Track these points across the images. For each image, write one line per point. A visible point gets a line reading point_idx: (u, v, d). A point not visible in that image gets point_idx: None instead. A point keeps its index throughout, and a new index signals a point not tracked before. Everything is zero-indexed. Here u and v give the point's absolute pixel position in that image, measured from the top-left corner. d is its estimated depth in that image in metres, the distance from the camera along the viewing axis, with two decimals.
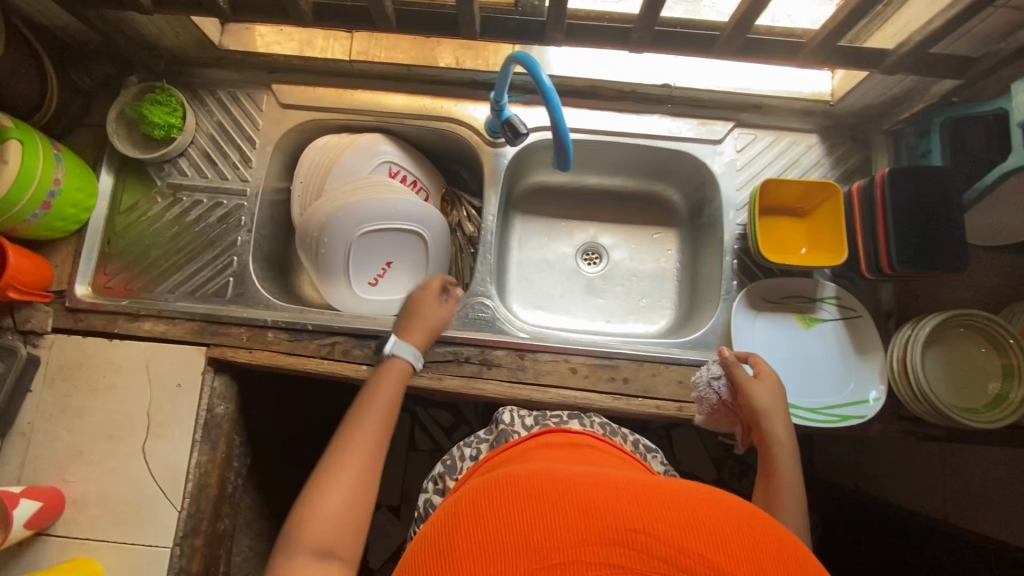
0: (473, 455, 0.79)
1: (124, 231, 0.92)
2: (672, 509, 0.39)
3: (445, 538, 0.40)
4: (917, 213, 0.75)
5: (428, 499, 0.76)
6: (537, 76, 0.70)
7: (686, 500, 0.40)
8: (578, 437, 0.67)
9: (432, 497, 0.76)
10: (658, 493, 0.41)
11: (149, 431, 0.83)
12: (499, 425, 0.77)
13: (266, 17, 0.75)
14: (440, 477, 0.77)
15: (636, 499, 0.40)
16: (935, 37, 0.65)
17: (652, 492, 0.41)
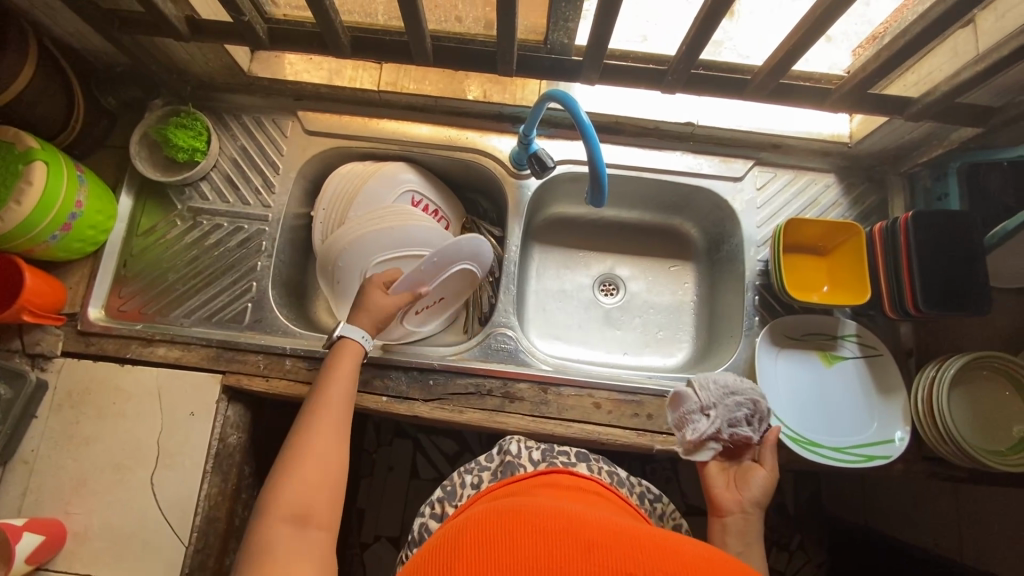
0: (475, 482, 0.74)
1: (140, 254, 0.90)
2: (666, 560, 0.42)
3: (463, 540, 0.45)
4: (940, 256, 0.76)
5: (424, 524, 0.71)
6: (574, 112, 0.71)
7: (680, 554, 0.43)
8: (583, 481, 0.65)
9: (428, 522, 0.72)
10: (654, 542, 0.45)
11: (158, 462, 0.80)
12: (505, 456, 0.75)
13: (302, 47, 0.76)
14: (438, 502, 0.73)
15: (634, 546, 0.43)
16: (960, 87, 0.68)
17: (652, 543, 0.44)
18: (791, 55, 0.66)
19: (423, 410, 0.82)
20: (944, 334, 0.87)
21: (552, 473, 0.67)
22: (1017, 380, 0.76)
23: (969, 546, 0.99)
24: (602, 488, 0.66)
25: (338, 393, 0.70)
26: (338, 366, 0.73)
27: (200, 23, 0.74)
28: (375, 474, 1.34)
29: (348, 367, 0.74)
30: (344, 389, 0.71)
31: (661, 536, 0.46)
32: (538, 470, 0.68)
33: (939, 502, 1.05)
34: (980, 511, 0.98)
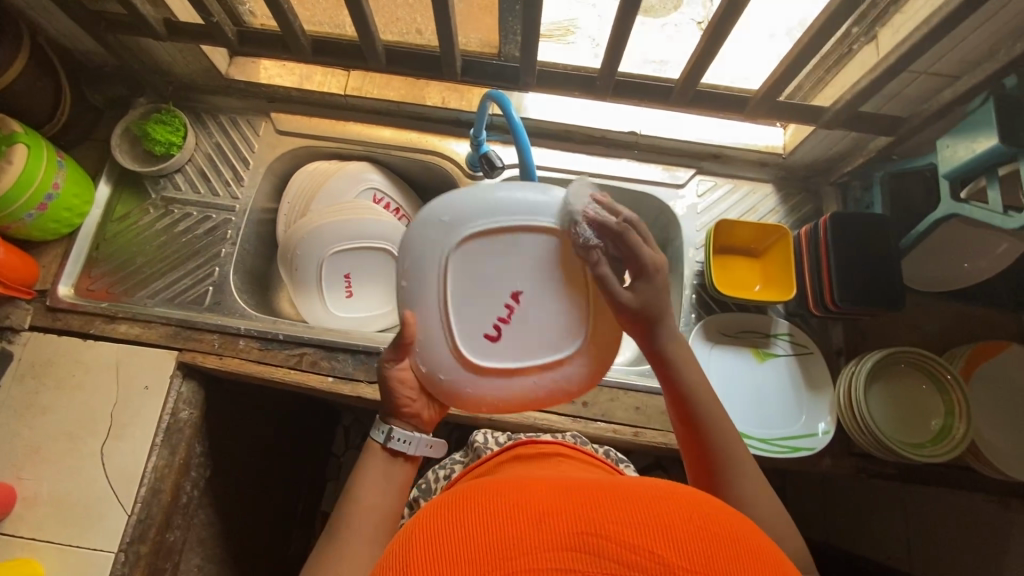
0: (447, 476, 0.82)
1: (113, 238, 0.96)
2: (627, 511, 0.36)
3: (399, 557, 0.37)
4: (856, 255, 0.82)
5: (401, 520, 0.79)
6: (509, 114, 0.77)
7: (636, 494, 0.39)
8: (547, 447, 0.68)
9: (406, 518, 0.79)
10: (607, 488, 0.39)
11: (109, 432, 0.84)
12: (474, 446, 0.82)
13: (271, 50, 0.86)
14: (415, 499, 0.81)
15: (587, 499, 0.38)
16: (862, 96, 0.74)
17: (609, 491, 0.39)
18: (700, 64, 0.73)
19: (366, 391, 0.86)
20: (873, 334, 0.90)
21: (515, 446, 0.69)
22: (933, 375, 0.80)
23: (913, 553, 0.99)
24: (560, 447, 0.69)
25: (381, 487, 0.57)
26: (375, 457, 0.58)
27: (176, 25, 0.82)
28: (340, 477, 1.35)
29: (386, 465, 0.58)
30: (386, 489, 0.57)
31: (618, 482, 0.41)
32: (502, 448, 0.71)
33: (886, 510, 1.06)
34: (922, 517, 0.98)
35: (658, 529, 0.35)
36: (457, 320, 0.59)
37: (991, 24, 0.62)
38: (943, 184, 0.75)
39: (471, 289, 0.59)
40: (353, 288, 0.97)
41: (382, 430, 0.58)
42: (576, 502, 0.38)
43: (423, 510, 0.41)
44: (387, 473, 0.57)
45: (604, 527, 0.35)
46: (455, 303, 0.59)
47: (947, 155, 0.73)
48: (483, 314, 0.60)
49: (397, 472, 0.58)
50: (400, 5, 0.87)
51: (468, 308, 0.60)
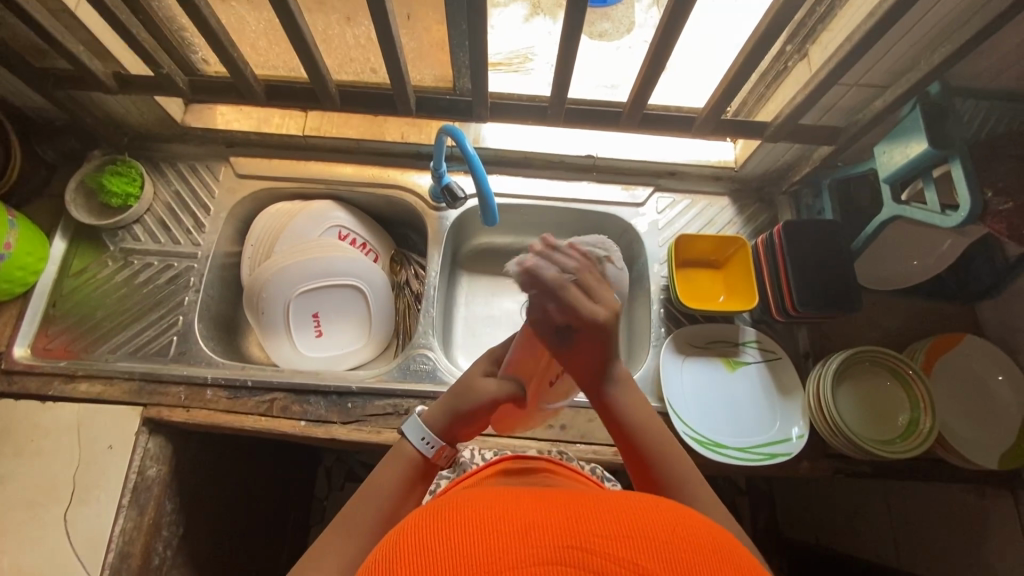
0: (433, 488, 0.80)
1: (70, 294, 0.93)
2: (616, 524, 0.36)
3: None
4: (810, 261, 0.85)
5: None
6: (463, 145, 0.81)
7: (624, 508, 0.38)
8: (534, 463, 0.66)
9: None
10: (598, 501, 0.38)
11: (72, 496, 0.80)
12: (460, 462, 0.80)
13: (224, 97, 0.87)
14: None
15: (578, 512, 0.37)
16: (799, 109, 0.77)
17: (596, 504, 0.38)
18: (645, 88, 0.77)
19: (340, 432, 0.84)
20: (836, 335, 0.93)
21: (499, 461, 0.67)
22: (896, 371, 0.83)
23: (902, 549, 1.00)
24: (551, 464, 0.67)
25: (398, 501, 0.58)
26: (401, 461, 0.61)
27: (127, 78, 0.83)
28: (324, 521, 1.31)
29: (407, 474, 0.60)
30: (402, 498, 0.58)
31: (610, 495, 0.40)
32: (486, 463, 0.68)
33: (869, 507, 1.06)
34: (906, 512, 0.99)
35: (647, 542, 0.34)
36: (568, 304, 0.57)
37: (908, 37, 0.67)
38: (885, 188, 0.79)
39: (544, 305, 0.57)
40: (323, 327, 0.97)
41: (432, 444, 0.61)
42: (565, 514, 0.36)
43: (412, 518, 0.39)
44: (404, 487, 0.59)
45: (594, 541, 0.34)
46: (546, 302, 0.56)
47: (883, 162, 0.77)
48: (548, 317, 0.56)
49: (416, 483, 0.60)
50: (353, 46, 0.88)
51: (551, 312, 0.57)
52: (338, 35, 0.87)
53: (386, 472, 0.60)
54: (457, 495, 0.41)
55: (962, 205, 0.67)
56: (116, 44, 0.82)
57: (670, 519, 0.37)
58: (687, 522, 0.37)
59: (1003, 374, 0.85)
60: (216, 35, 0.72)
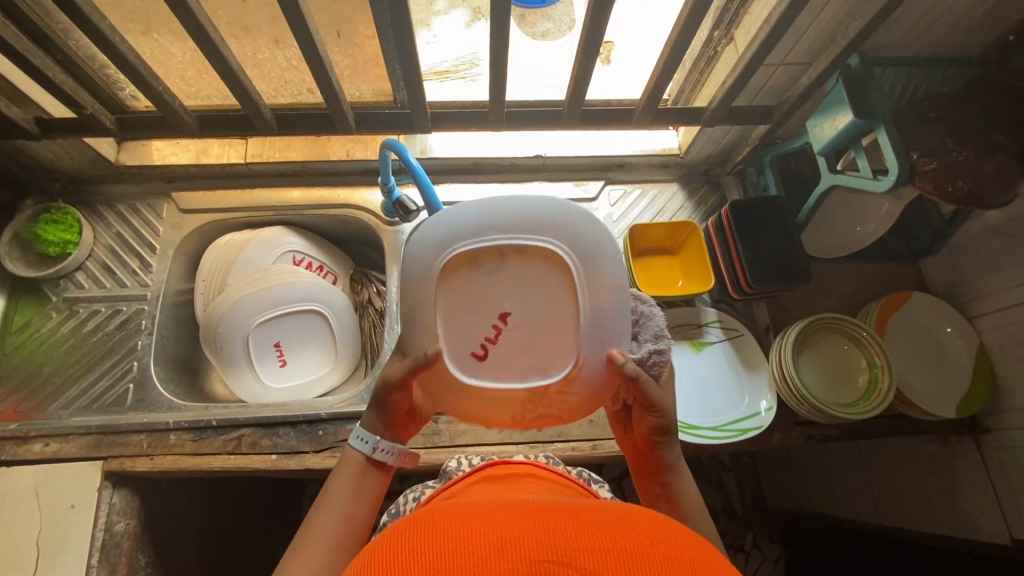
0: (417, 497, 0.79)
1: (14, 352, 0.89)
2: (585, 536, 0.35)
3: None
4: (758, 238, 0.87)
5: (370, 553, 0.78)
6: (406, 159, 0.80)
7: (598, 518, 0.37)
8: (518, 468, 0.65)
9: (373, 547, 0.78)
10: (573, 512, 0.38)
11: (36, 564, 0.76)
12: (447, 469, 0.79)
13: (156, 132, 0.84)
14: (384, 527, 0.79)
15: (552, 523, 0.36)
16: (732, 92, 0.80)
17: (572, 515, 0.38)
18: (580, 84, 0.78)
19: (314, 461, 0.82)
20: (793, 307, 0.96)
21: (485, 467, 0.67)
22: (852, 334, 0.86)
23: (879, 506, 1.03)
24: (533, 468, 0.67)
25: (354, 500, 0.56)
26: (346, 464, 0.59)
27: (50, 122, 0.80)
28: None
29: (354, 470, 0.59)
30: (358, 497, 0.57)
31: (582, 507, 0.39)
32: (472, 470, 0.68)
33: (845, 469, 1.10)
34: (881, 469, 1.02)
35: (621, 552, 0.34)
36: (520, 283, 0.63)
37: (824, 14, 0.69)
38: (821, 160, 0.81)
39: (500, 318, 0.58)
40: (286, 356, 0.95)
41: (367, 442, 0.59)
42: (540, 526, 0.36)
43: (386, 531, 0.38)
44: (357, 486, 0.58)
45: (567, 554, 0.33)
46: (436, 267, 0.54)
47: (815, 135, 0.80)
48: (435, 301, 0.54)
49: (367, 474, 0.59)
50: (285, 68, 0.87)
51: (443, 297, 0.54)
52: (268, 59, 0.86)
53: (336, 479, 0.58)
54: (432, 506, 0.40)
55: (891, 169, 0.69)
56: (35, 88, 0.79)
57: (644, 528, 0.37)
58: (658, 528, 0.37)
59: (952, 326, 0.90)
60: (137, 72, 0.70)
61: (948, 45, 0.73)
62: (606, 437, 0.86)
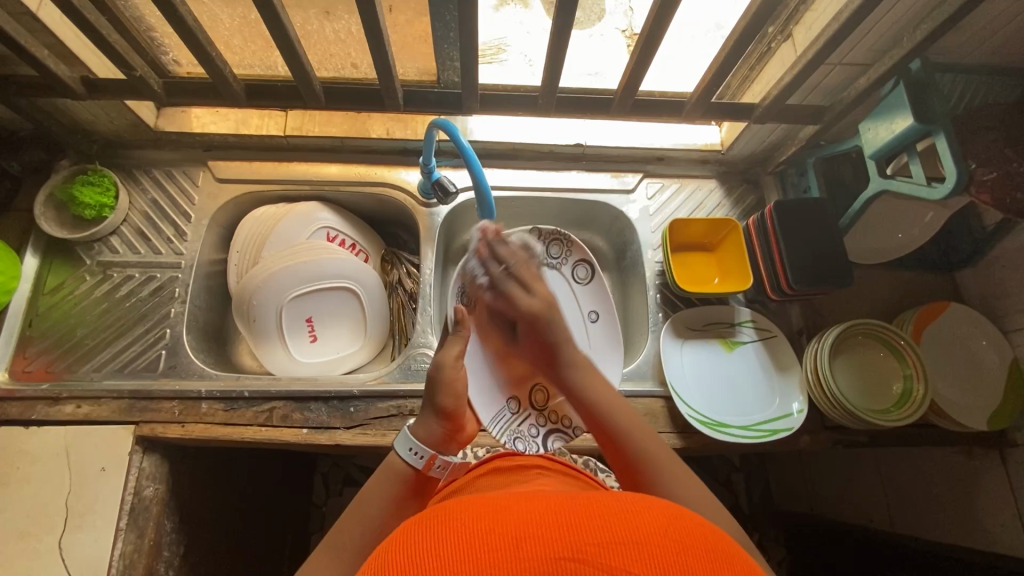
0: None
1: (48, 313, 0.89)
2: (604, 530, 0.34)
3: None
4: (801, 240, 0.86)
5: None
6: (457, 139, 0.79)
7: (617, 512, 0.37)
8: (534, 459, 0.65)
9: None
10: (593, 507, 0.37)
11: (66, 524, 0.76)
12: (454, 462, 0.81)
13: (202, 98, 0.83)
14: None
15: (571, 520, 0.36)
16: (786, 91, 0.79)
17: (587, 509, 0.37)
18: (636, 74, 0.77)
19: (344, 437, 0.82)
20: (828, 311, 0.95)
21: (491, 459, 0.67)
22: (889, 343, 0.86)
23: (896, 513, 1.04)
24: (560, 462, 0.67)
25: (390, 516, 0.57)
26: (390, 476, 0.60)
27: (97, 82, 0.79)
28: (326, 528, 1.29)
29: (398, 487, 0.59)
30: (394, 515, 0.57)
31: (595, 500, 0.39)
32: (480, 460, 0.69)
33: (863, 476, 1.10)
34: (899, 478, 1.02)
35: (638, 546, 0.33)
36: (592, 348, 0.95)
37: (892, 15, 0.68)
38: (870, 164, 0.80)
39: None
40: (317, 332, 0.95)
41: (420, 456, 0.60)
42: (557, 524, 0.35)
43: (403, 531, 0.37)
44: (398, 502, 0.58)
45: (586, 551, 0.33)
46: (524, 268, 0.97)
47: (868, 139, 0.79)
48: None
49: (408, 495, 0.59)
50: (332, 41, 0.86)
51: None
52: (317, 31, 0.84)
53: (379, 486, 0.59)
54: (441, 507, 0.39)
55: (948, 177, 0.68)
56: (81, 46, 0.78)
57: (659, 521, 0.36)
58: (677, 524, 0.36)
59: (987, 339, 0.89)
60: (194, 36, 0.69)
61: (1010, 54, 0.72)
62: None
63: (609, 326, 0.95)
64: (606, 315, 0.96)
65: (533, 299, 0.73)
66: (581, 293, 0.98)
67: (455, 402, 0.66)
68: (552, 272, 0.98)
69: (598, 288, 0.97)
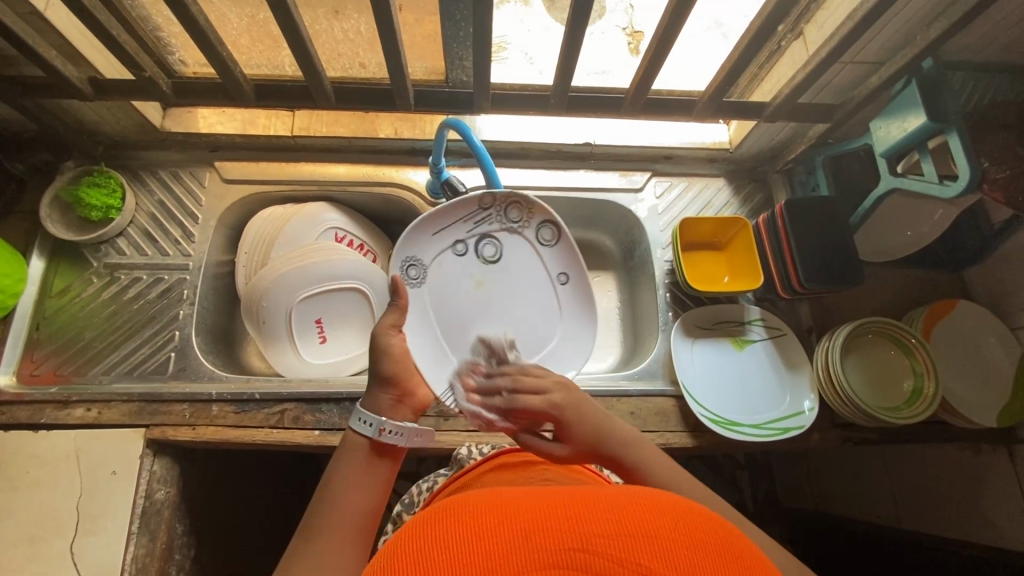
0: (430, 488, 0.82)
1: (55, 316, 0.88)
2: (614, 522, 0.34)
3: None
4: (812, 239, 0.86)
5: None
6: (469, 139, 0.79)
7: (627, 504, 0.36)
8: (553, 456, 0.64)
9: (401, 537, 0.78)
10: (602, 499, 0.37)
11: (77, 528, 0.75)
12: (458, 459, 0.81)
13: (210, 98, 0.82)
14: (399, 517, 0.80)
15: (580, 510, 0.35)
16: (798, 90, 0.79)
17: (598, 501, 0.37)
18: (648, 73, 0.76)
19: None
20: (837, 309, 0.96)
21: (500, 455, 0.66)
22: (900, 341, 0.86)
23: (903, 509, 1.04)
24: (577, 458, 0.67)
25: (361, 489, 0.56)
26: (351, 449, 0.59)
27: (105, 83, 0.78)
28: None
29: (358, 458, 0.59)
30: (363, 486, 0.56)
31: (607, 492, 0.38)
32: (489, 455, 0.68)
33: (870, 472, 1.11)
34: (906, 474, 1.03)
35: (648, 540, 0.33)
36: (561, 313, 0.84)
37: (905, 13, 0.68)
38: (881, 162, 0.80)
39: (453, 310, 0.80)
40: (326, 333, 0.94)
41: (371, 423, 0.60)
42: (564, 514, 0.35)
43: (412, 523, 0.38)
44: (363, 473, 0.57)
45: (594, 543, 0.32)
46: (478, 236, 0.82)
47: (878, 137, 0.79)
48: (456, 236, 0.82)
49: (372, 466, 0.58)
50: (341, 41, 0.85)
51: (467, 249, 0.82)
52: (326, 30, 0.84)
53: (340, 464, 0.58)
54: (453, 498, 0.39)
55: (962, 174, 0.68)
56: (89, 47, 0.77)
57: (672, 515, 0.35)
58: (688, 520, 0.35)
59: (995, 336, 0.90)
60: (205, 35, 0.68)
61: (1021, 52, 0.72)
62: (647, 430, 0.85)
63: (581, 285, 0.84)
64: (577, 275, 0.84)
65: (547, 393, 0.59)
66: (547, 255, 0.84)
67: (397, 366, 0.68)
68: (511, 236, 0.83)
69: (567, 249, 0.83)
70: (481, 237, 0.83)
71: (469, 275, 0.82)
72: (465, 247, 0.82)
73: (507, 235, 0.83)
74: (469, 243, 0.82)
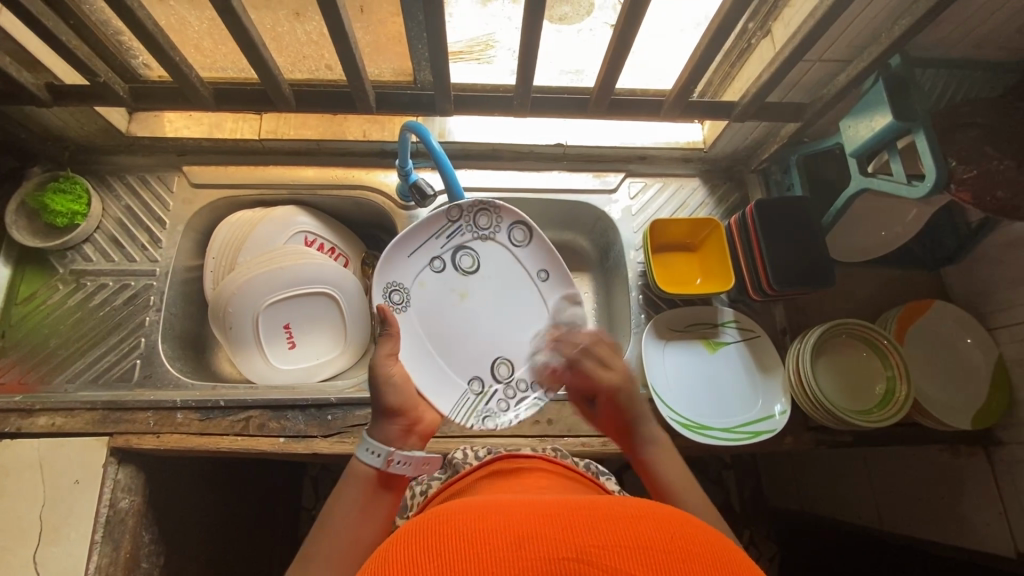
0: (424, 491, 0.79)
1: (20, 324, 0.88)
2: (605, 531, 0.33)
3: None
4: (783, 239, 0.85)
5: None
6: (428, 141, 0.78)
7: (618, 515, 0.34)
8: (526, 462, 0.63)
9: None
10: (592, 509, 0.35)
11: (40, 537, 0.75)
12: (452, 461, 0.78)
13: (171, 103, 0.82)
14: None
15: (571, 519, 0.34)
16: (764, 89, 0.77)
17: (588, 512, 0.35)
18: (611, 72, 0.75)
19: (322, 446, 0.82)
20: (812, 311, 0.94)
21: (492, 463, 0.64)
22: (873, 343, 0.85)
23: (883, 512, 1.03)
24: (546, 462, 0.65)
25: (358, 522, 0.57)
26: (354, 479, 0.60)
27: (61, 88, 0.77)
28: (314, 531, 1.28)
29: (362, 488, 0.59)
30: (362, 519, 0.57)
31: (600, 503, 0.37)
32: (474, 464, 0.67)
33: (851, 474, 1.10)
34: (886, 476, 1.02)
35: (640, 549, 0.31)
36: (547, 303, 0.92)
37: (870, 10, 0.67)
38: (851, 162, 0.79)
39: (438, 324, 0.89)
40: (296, 338, 0.94)
41: (376, 453, 0.60)
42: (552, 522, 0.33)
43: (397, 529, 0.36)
44: (363, 505, 0.58)
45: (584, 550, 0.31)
46: (454, 248, 0.90)
47: (847, 136, 0.78)
48: (434, 252, 0.89)
49: (374, 497, 0.59)
50: (304, 43, 0.84)
51: (445, 264, 0.90)
52: (287, 33, 0.82)
53: (340, 495, 0.58)
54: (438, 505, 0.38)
55: (928, 176, 0.66)
56: (44, 52, 0.76)
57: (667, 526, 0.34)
58: (682, 532, 0.34)
59: (971, 337, 0.88)
60: (154, 39, 0.67)
61: (988, 50, 0.71)
62: None
63: (561, 279, 0.91)
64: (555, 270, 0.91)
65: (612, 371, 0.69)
66: (523, 255, 0.92)
67: (403, 395, 0.67)
68: (486, 244, 0.91)
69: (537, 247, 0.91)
70: (455, 249, 0.90)
71: (451, 288, 0.90)
72: (442, 263, 0.90)
73: (478, 241, 0.91)
74: (445, 258, 0.90)
